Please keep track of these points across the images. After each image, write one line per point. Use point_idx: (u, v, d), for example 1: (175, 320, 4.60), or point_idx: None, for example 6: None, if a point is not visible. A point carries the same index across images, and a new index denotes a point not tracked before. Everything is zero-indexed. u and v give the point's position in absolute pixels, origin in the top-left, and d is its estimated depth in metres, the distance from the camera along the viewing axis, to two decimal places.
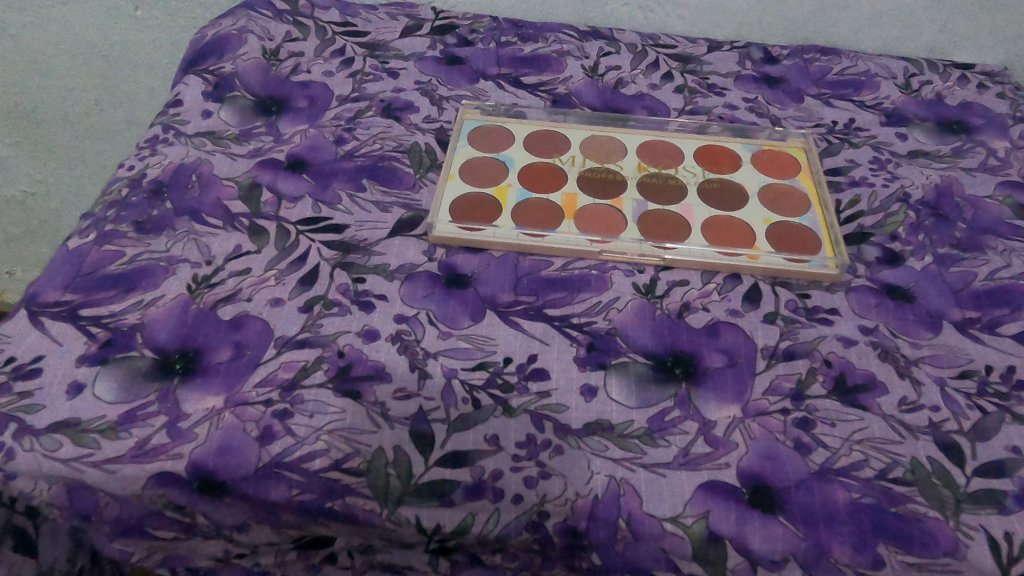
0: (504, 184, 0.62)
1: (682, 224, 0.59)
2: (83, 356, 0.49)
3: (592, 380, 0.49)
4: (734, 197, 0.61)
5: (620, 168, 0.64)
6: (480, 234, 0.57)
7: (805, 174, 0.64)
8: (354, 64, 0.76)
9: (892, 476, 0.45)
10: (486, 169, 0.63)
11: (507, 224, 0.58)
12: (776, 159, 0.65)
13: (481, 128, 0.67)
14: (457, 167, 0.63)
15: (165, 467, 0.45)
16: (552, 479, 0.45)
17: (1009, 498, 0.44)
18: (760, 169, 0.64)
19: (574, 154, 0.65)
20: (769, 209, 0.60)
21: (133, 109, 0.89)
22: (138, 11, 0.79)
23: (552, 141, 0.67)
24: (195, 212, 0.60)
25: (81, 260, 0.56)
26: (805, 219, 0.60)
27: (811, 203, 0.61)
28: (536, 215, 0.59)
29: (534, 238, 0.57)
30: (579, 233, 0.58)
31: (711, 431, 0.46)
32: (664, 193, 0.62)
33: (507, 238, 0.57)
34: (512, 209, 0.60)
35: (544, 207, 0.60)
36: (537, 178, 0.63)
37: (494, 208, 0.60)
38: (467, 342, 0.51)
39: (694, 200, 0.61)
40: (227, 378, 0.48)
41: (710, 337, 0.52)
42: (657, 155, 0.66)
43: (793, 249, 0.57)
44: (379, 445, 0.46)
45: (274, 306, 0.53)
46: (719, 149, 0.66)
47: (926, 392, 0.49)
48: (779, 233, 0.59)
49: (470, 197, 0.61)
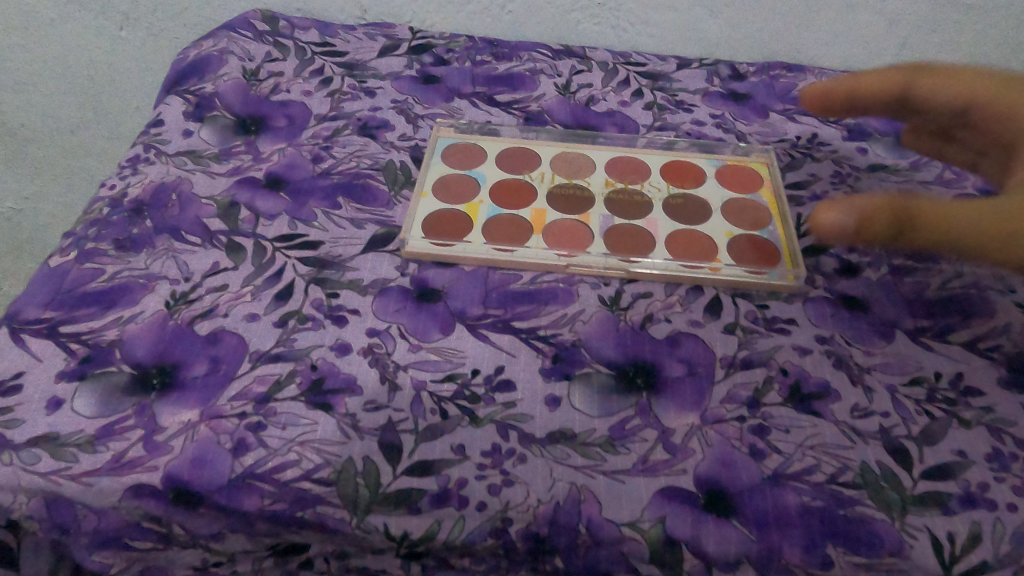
0: (476, 201, 0.64)
1: (647, 238, 0.61)
2: (62, 372, 0.51)
3: (556, 390, 0.51)
4: (698, 211, 0.64)
5: (588, 183, 0.66)
6: (450, 250, 0.59)
7: (766, 187, 0.66)
8: (333, 83, 0.78)
9: (842, 480, 0.46)
10: (457, 186, 0.65)
11: (477, 240, 0.60)
12: (740, 174, 0.68)
13: (455, 146, 0.70)
14: (430, 185, 0.65)
15: (140, 480, 0.46)
16: (515, 487, 0.46)
17: (954, 500, 0.46)
18: (723, 183, 0.67)
19: (543, 170, 0.67)
20: (732, 223, 0.63)
21: (119, 127, 1.00)
22: (123, 32, 0.88)
23: (520, 156, 0.69)
24: (175, 230, 0.62)
25: (63, 278, 0.58)
26: (766, 233, 0.62)
27: (771, 215, 0.64)
28: (506, 230, 0.62)
29: (504, 254, 0.59)
30: (548, 248, 0.60)
31: (670, 439, 0.48)
32: (630, 208, 0.64)
33: (477, 254, 0.59)
34: (483, 224, 0.62)
35: (513, 222, 0.62)
36: (507, 195, 0.65)
37: (465, 223, 0.62)
38: (437, 355, 0.52)
39: (658, 214, 0.63)
40: (203, 392, 0.50)
41: (671, 347, 0.54)
42: (623, 169, 0.68)
43: (753, 261, 0.59)
44: (349, 455, 0.47)
45: (251, 321, 0.54)
46: (684, 164, 0.69)
47: (878, 399, 0.51)
48: (740, 246, 0.61)
49: (443, 213, 0.63)
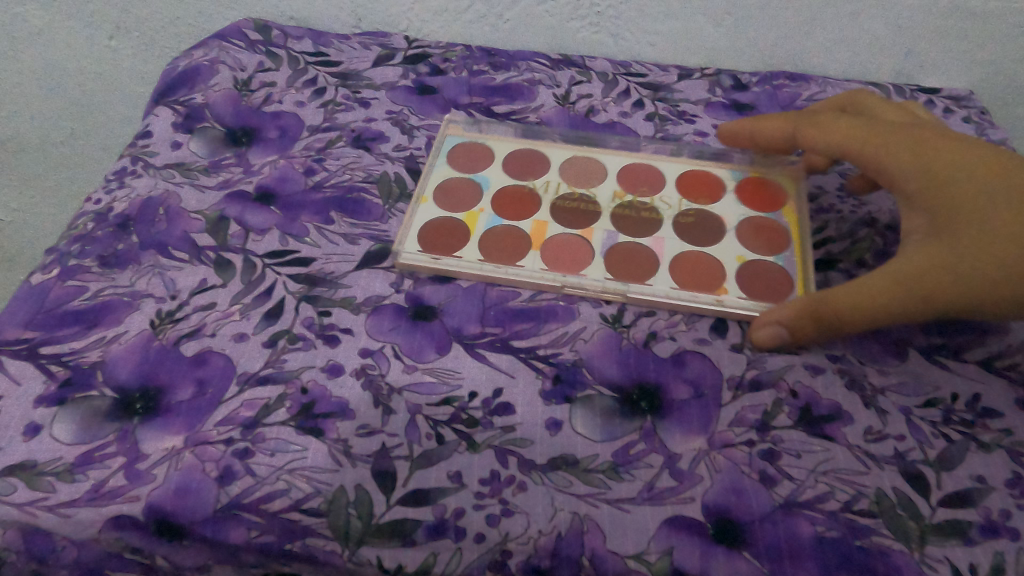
0: (476, 209, 0.62)
1: (651, 261, 0.59)
2: (41, 396, 0.49)
3: (557, 414, 0.48)
4: (710, 231, 0.62)
5: (597, 196, 0.64)
6: (445, 262, 0.57)
7: (788, 206, 0.64)
8: (327, 93, 0.76)
9: (857, 508, 0.44)
10: (460, 193, 0.63)
11: (471, 255, 0.58)
12: (761, 190, 0.65)
13: (461, 147, 0.68)
14: (431, 190, 0.63)
15: (121, 510, 0.44)
16: (515, 517, 0.44)
17: (974, 529, 0.44)
18: (741, 200, 0.64)
19: (552, 180, 0.65)
20: (745, 247, 0.61)
21: (109, 138, 0.99)
22: (113, 42, 0.87)
23: (530, 164, 0.67)
24: (161, 245, 0.60)
25: (44, 296, 0.56)
26: (781, 259, 0.60)
27: (788, 238, 0.61)
28: (503, 245, 0.59)
29: (502, 270, 0.57)
30: (543, 268, 0.57)
31: (677, 465, 0.46)
32: (639, 223, 0.62)
33: (473, 266, 0.57)
34: (480, 236, 0.60)
35: (511, 236, 0.60)
36: (512, 207, 0.63)
37: (462, 235, 0.60)
38: (432, 376, 0.50)
39: (666, 233, 0.61)
40: (188, 417, 0.48)
41: (676, 367, 0.52)
42: (637, 181, 0.66)
43: (760, 291, 0.57)
44: (341, 484, 0.45)
45: (239, 341, 0.52)
46: (703, 177, 0.67)
47: (892, 421, 0.49)
48: (750, 272, 0.59)
49: (438, 223, 0.61)
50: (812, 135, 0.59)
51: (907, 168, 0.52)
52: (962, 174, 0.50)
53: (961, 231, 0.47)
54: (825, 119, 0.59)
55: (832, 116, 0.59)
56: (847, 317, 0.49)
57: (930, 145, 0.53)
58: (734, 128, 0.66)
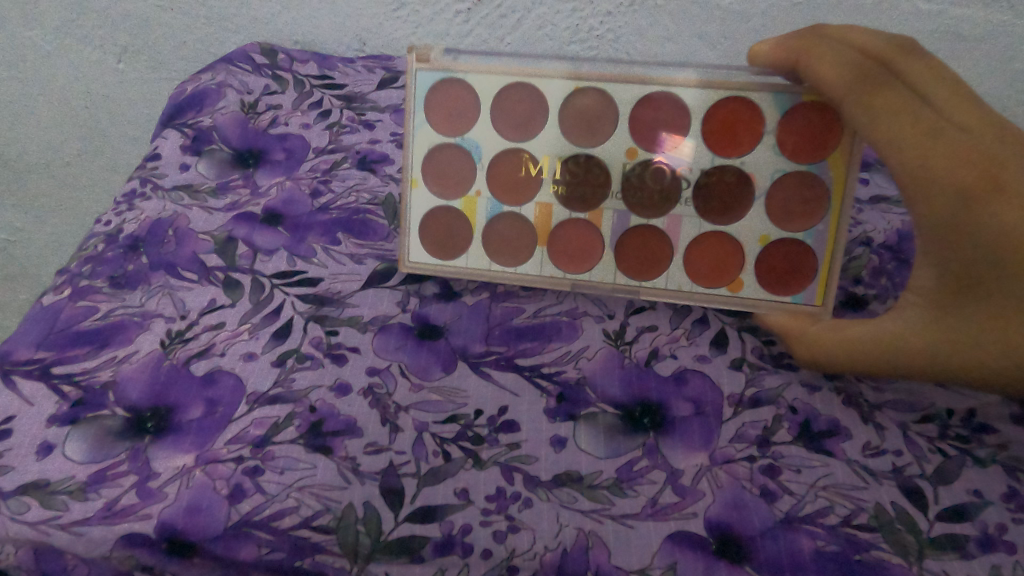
0: (471, 194, 0.58)
1: (664, 248, 0.56)
2: (54, 416, 0.50)
3: (561, 431, 0.49)
4: (737, 199, 0.55)
5: (603, 160, 0.56)
6: (451, 262, 0.59)
7: (839, 147, 0.52)
8: (332, 116, 0.78)
9: (856, 522, 0.45)
10: (451, 170, 0.58)
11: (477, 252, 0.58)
12: (826, 122, 0.51)
13: (435, 93, 0.56)
14: (420, 169, 0.58)
15: (132, 528, 0.45)
16: (520, 533, 0.45)
17: (972, 543, 0.44)
18: (782, 144, 0.53)
19: (551, 147, 0.56)
20: (774, 223, 0.55)
21: (116, 161, 0.98)
22: (121, 65, 0.90)
23: (524, 116, 0.56)
24: (171, 266, 0.61)
25: (56, 316, 0.57)
26: (812, 236, 0.54)
27: (829, 195, 0.53)
28: (507, 236, 0.58)
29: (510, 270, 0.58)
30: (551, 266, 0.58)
31: (679, 481, 0.47)
32: (653, 197, 0.56)
33: (475, 269, 0.59)
34: (481, 231, 0.58)
35: (515, 225, 0.58)
36: (508, 188, 0.57)
37: (462, 228, 0.58)
38: (438, 394, 0.51)
39: (684, 209, 0.55)
40: (198, 435, 0.49)
41: (677, 385, 0.53)
42: (652, 125, 0.54)
43: (779, 282, 0.55)
44: (349, 501, 0.46)
45: (248, 360, 0.53)
46: (744, 106, 0.53)
47: (889, 437, 0.50)
48: (773, 258, 0.55)
49: (437, 215, 0.58)
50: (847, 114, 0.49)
51: (947, 212, 0.44)
52: (990, 258, 0.43)
53: (939, 322, 0.45)
54: (884, 108, 0.47)
55: (893, 89, 0.47)
56: (820, 344, 0.51)
57: (986, 193, 0.43)
58: (771, 52, 0.52)
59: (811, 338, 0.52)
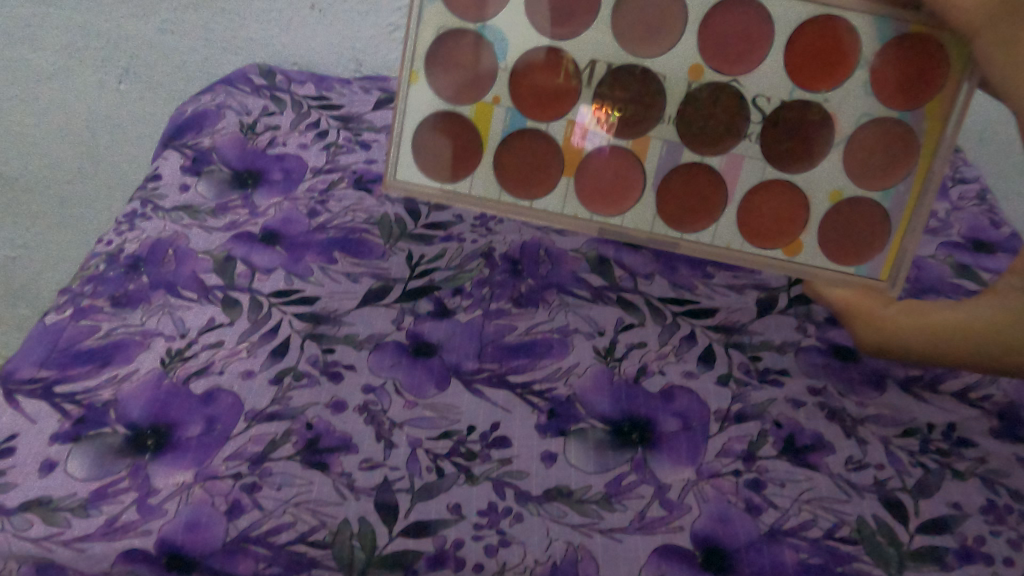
0: (487, 101, 0.56)
1: (721, 198, 0.56)
2: (56, 434, 0.51)
3: (552, 446, 0.51)
4: (814, 141, 0.54)
5: (664, 75, 0.54)
6: (453, 186, 0.57)
7: (938, 98, 0.50)
8: (329, 136, 0.79)
9: (838, 535, 0.46)
10: (464, 67, 0.55)
11: (488, 177, 0.57)
12: (924, 66, 0.50)
13: None
14: (422, 61, 0.55)
15: (133, 545, 0.46)
16: (511, 547, 0.46)
17: (951, 555, 0.45)
18: (876, 88, 0.51)
19: (600, 58, 0.53)
20: (850, 178, 0.54)
21: (118, 180, 1.01)
22: (121, 85, 0.91)
23: (571, 8, 0.53)
24: (171, 285, 0.62)
25: (58, 336, 0.59)
26: (891, 195, 0.53)
27: (917, 154, 0.52)
28: (525, 166, 0.57)
29: (522, 202, 0.57)
30: (577, 203, 0.57)
31: (667, 495, 0.48)
32: (716, 134, 0.55)
33: (485, 198, 0.57)
34: (496, 150, 0.57)
35: (540, 152, 0.57)
36: (540, 103, 0.55)
37: (478, 145, 0.57)
38: (432, 411, 0.53)
39: (750, 150, 0.55)
40: (198, 452, 0.50)
41: (665, 400, 0.54)
42: (725, 43, 0.53)
43: (846, 239, 0.55)
44: (345, 516, 0.47)
45: (246, 378, 0.54)
46: (842, 31, 0.51)
47: (871, 450, 0.51)
48: (841, 215, 0.54)
49: (448, 125, 0.56)
50: (982, 55, 0.44)
51: None
52: None
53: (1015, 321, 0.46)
54: (1021, 66, 0.41)
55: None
56: (890, 327, 0.54)
57: None
58: None
59: (880, 321, 0.55)
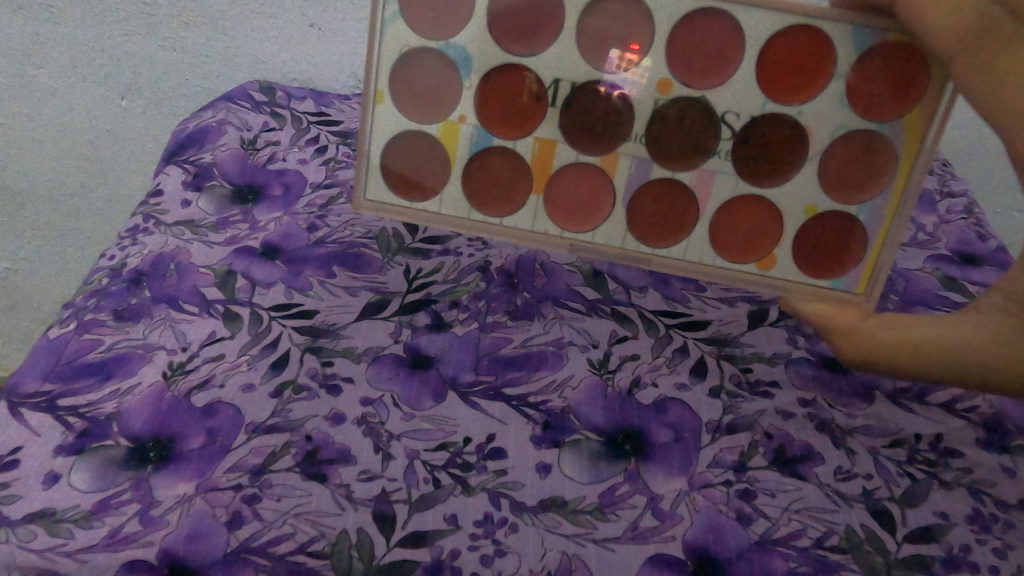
0: (454, 120, 0.57)
1: (692, 213, 0.58)
2: (60, 446, 0.52)
3: (547, 457, 0.52)
4: (791, 153, 0.55)
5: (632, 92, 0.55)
6: (420, 206, 0.60)
7: (914, 113, 0.52)
8: (328, 151, 0.81)
9: (827, 544, 0.47)
10: (428, 86, 0.56)
11: (454, 197, 0.59)
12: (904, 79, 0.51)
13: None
14: (388, 83, 0.56)
15: (135, 555, 0.46)
16: (507, 557, 0.46)
17: (938, 563, 0.46)
18: (852, 101, 0.53)
19: (563, 75, 0.55)
20: (823, 194, 0.55)
21: (119, 193, 1.02)
22: (123, 101, 0.93)
23: (530, 24, 0.54)
24: (173, 299, 0.63)
25: (62, 350, 0.60)
26: (863, 211, 0.55)
27: (895, 166, 0.53)
28: (494, 187, 0.59)
29: (492, 220, 0.60)
30: (551, 223, 0.60)
31: (659, 505, 0.49)
32: (684, 151, 0.56)
33: (453, 216, 0.60)
34: (464, 170, 0.59)
35: (509, 173, 0.58)
36: (502, 120, 0.57)
37: (439, 164, 0.59)
38: (429, 424, 0.54)
39: (719, 164, 0.56)
40: (200, 464, 0.51)
41: (658, 412, 0.55)
42: (693, 62, 0.53)
43: (814, 253, 0.57)
44: (343, 527, 0.48)
45: (247, 391, 0.55)
46: (816, 38, 0.52)
47: (860, 461, 0.52)
48: (813, 231, 0.57)
49: (412, 145, 0.58)
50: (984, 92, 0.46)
51: None
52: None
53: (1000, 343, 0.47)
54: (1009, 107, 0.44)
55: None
56: (870, 339, 0.53)
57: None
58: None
59: (861, 334, 0.53)
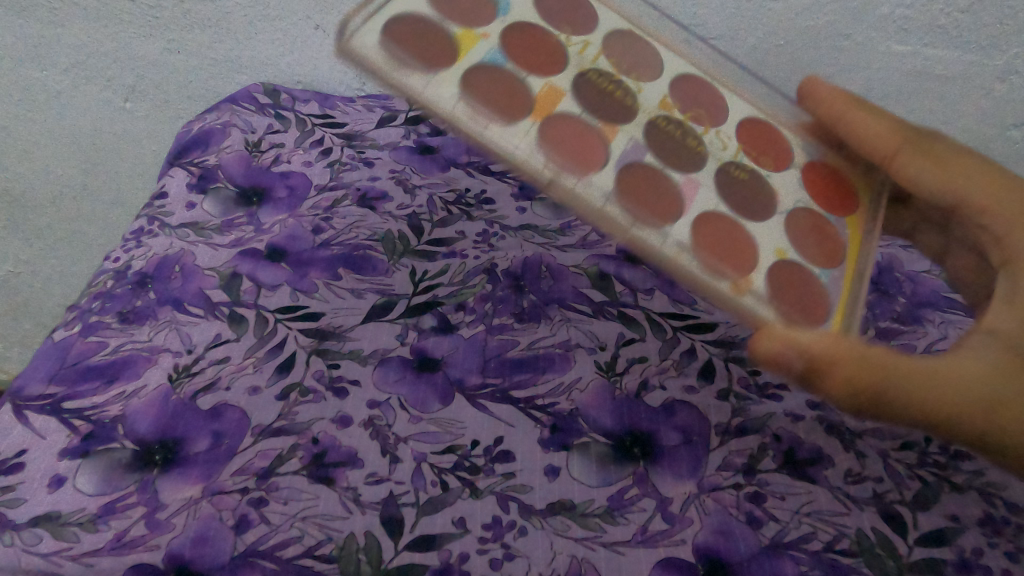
0: (479, 32, 0.44)
1: (672, 206, 0.43)
2: (65, 449, 0.52)
3: (555, 461, 0.51)
4: (755, 203, 0.46)
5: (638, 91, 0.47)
6: (396, 79, 0.41)
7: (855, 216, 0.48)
8: (333, 153, 0.81)
9: (838, 548, 0.47)
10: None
11: (450, 79, 0.41)
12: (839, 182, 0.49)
13: None
14: None
15: (141, 559, 0.46)
16: (516, 561, 0.46)
17: (949, 567, 0.46)
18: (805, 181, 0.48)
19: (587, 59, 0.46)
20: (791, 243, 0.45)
21: (126, 194, 1.04)
22: (127, 104, 0.93)
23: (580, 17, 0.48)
24: (178, 302, 0.63)
25: (67, 352, 0.60)
26: (825, 275, 0.45)
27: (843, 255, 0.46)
28: (499, 93, 0.42)
29: (475, 128, 0.41)
30: (538, 152, 0.41)
31: (668, 509, 0.49)
32: (679, 152, 0.45)
33: (418, 95, 0.40)
34: (472, 65, 0.43)
35: (509, 90, 0.43)
36: (524, 57, 0.44)
37: (448, 53, 0.42)
38: (437, 426, 0.53)
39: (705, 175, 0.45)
40: (206, 467, 0.51)
41: (666, 415, 0.55)
42: (697, 98, 0.48)
43: (800, 302, 0.43)
44: (351, 530, 0.47)
45: (253, 394, 0.55)
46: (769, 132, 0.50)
47: (870, 464, 0.52)
48: (786, 275, 0.43)
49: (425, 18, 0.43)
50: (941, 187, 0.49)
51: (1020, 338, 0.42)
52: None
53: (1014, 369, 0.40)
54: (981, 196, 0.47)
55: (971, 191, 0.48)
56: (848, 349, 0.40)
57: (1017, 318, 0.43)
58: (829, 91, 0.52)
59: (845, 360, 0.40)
